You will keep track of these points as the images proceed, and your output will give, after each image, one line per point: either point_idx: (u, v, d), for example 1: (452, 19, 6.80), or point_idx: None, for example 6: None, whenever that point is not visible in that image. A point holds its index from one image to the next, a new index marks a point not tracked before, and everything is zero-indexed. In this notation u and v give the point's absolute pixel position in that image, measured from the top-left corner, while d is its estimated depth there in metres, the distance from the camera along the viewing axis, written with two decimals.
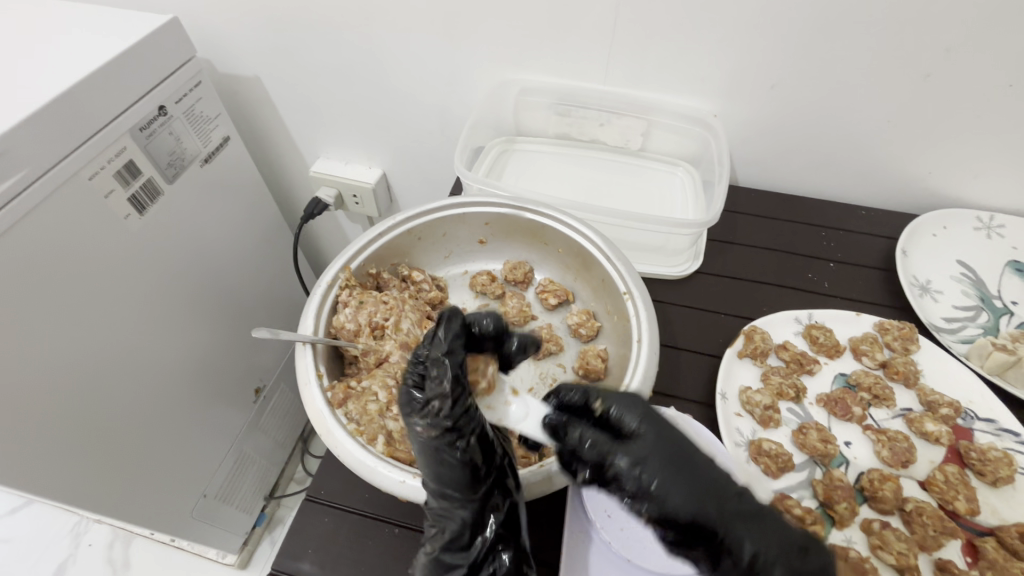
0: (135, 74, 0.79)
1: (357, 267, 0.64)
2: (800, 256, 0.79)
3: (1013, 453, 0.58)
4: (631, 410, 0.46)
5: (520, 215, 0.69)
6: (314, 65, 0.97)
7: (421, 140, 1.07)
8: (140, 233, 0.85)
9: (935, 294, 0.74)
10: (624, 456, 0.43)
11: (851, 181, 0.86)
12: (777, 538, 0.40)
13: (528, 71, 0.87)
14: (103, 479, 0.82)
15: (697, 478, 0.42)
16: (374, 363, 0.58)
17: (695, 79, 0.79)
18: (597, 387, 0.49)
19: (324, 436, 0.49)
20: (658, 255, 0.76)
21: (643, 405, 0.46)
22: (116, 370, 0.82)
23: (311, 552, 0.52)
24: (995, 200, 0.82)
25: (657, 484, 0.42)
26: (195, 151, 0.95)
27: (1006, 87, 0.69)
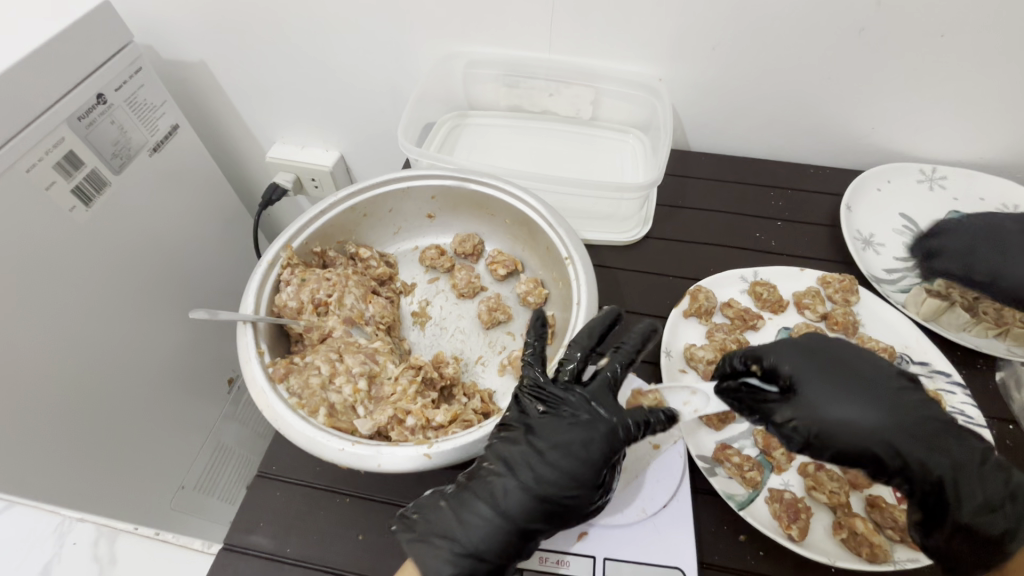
0: (68, 61, 0.77)
1: (299, 246, 0.64)
2: (748, 217, 0.80)
3: (943, 393, 0.60)
4: (791, 358, 0.52)
5: (464, 187, 0.69)
6: (259, 47, 0.95)
7: (375, 120, 1.05)
8: (89, 225, 0.84)
9: (877, 246, 0.76)
10: (809, 411, 0.49)
11: (798, 140, 0.87)
12: (900, 437, 0.47)
13: (474, 43, 0.86)
14: (70, 473, 0.81)
15: (879, 405, 0.49)
16: (319, 339, 0.59)
17: (639, 44, 0.79)
18: (753, 349, 0.55)
19: (264, 410, 0.49)
20: (607, 222, 0.77)
21: (803, 352, 0.52)
22: (78, 365, 0.82)
23: (263, 525, 0.53)
24: (937, 153, 0.84)
25: (847, 424, 0.48)
26: (142, 140, 0.93)
27: (938, 38, 0.70)
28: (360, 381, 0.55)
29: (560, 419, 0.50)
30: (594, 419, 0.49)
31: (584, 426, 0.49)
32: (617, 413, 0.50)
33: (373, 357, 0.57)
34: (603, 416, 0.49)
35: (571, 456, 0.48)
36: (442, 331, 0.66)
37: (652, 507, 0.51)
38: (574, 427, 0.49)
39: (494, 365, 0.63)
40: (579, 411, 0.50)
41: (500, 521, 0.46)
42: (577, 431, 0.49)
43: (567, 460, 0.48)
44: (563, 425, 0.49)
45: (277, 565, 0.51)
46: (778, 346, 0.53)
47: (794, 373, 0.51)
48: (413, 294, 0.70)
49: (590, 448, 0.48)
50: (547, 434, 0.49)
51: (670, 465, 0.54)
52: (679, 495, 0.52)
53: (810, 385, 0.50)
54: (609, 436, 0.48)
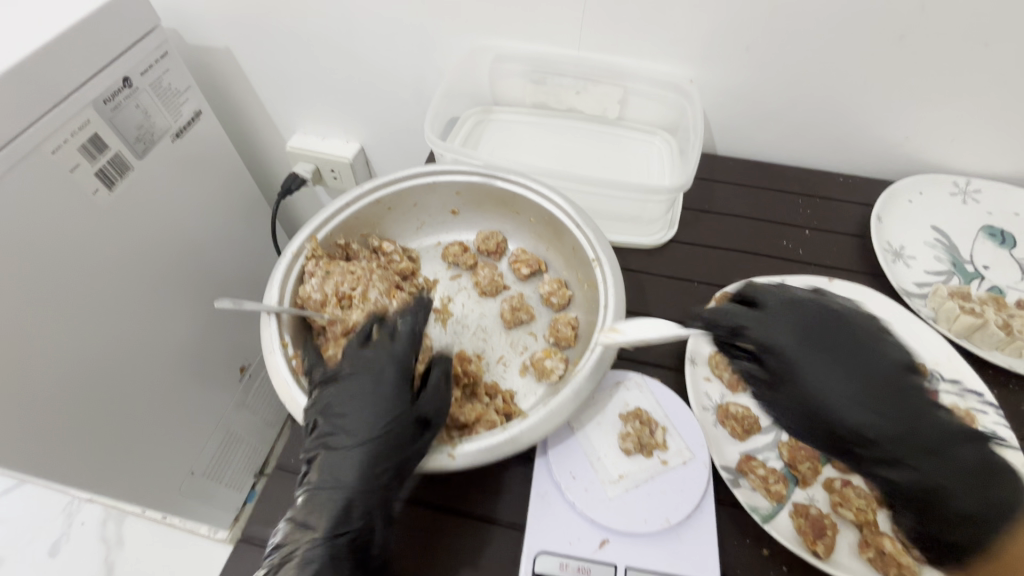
0: (94, 44, 0.76)
1: (323, 238, 0.63)
2: (776, 224, 0.79)
3: (976, 413, 0.59)
4: (836, 374, 0.47)
5: (489, 183, 0.68)
6: (285, 34, 0.94)
7: (398, 113, 1.05)
8: (109, 209, 0.83)
9: (908, 259, 0.74)
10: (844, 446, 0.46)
11: (829, 148, 0.85)
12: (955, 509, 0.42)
13: (502, 38, 0.85)
14: (78, 456, 0.81)
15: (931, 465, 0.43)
16: (342, 333, 0.57)
17: (670, 43, 0.78)
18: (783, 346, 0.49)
19: (289, 404, 0.50)
20: (632, 224, 0.76)
21: (850, 371, 0.47)
22: (93, 347, 0.82)
23: (280, 518, 0.52)
24: (972, 165, 0.82)
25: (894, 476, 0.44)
26: (165, 125, 0.93)
27: (981, 47, 0.68)
28: None
29: (344, 391, 0.49)
30: (365, 382, 0.50)
31: (357, 395, 0.49)
32: (376, 373, 0.51)
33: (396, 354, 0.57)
34: (354, 384, 0.50)
35: (364, 425, 0.48)
36: (464, 328, 0.65)
37: (677, 518, 0.49)
38: (344, 400, 0.49)
39: (515, 365, 0.62)
40: (352, 380, 0.50)
41: (334, 501, 0.45)
42: (352, 401, 0.49)
43: (361, 426, 0.48)
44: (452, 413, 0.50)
45: None
46: (774, 314, 0.52)
47: (781, 350, 0.49)
48: (435, 290, 0.69)
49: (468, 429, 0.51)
50: (338, 408, 0.49)
51: (694, 477, 0.52)
52: (703, 506, 0.51)
53: (853, 416, 0.45)
54: (368, 399, 0.49)
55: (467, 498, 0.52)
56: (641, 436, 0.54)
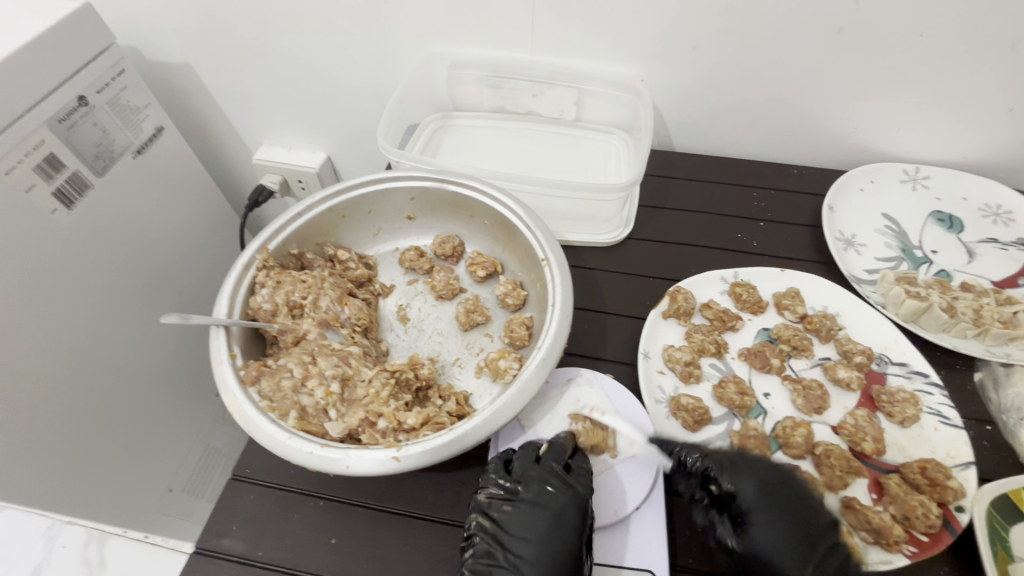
0: (48, 64, 0.76)
1: (275, 248, 0.64)
2: (730, 217, 0.80)
3: (922, 394, 0.60)
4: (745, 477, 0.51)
5: (443, 188, 0.69)
6: (242, 47, 0.94)
7: (359, 120, 1.05)
8: (70, 228, 0.83)
9: (859, 247, 0.76)
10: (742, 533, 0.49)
11: (782, 140, 0.87)
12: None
13: (455, 44, 0.86)
14: (50, 480, 0.80)
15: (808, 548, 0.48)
16: (293, 342, 0.58)
17: (621, 43, 0.79)
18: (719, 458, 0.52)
19: (235, 414, 0.49)
20: (589, 223, 0.77)
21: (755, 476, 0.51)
22: (58, 367, 0.81)
23: (236, 528, 0.53)
24: (920, 151, 0.84)
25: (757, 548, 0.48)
26: (125, 142, 0.93)
27: (917, 38, 0.70)
28: (333, 384, 0.54)
29: (521, 510, 0.50)
30: (569, 491, 0.50)
31: (542, 512, 0.50)
32: (570, 482, 0.51)
33: (346, 360, 0.56)
34: (556, 496, 0.50)
35: (548, 540, 0.48)
36: (421, 333, 0.66)
37: (624, 509, 0.51)
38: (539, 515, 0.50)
39: (470, 366, 0.62)
40: (524, 497, 0.51)
41: None
42: (538, 518, 0.50)
43: (556, 535, 0.48)
44: (543, 512, 0.50)
45: (249, 569, 0.51)
46: (735, 488, 0.50)
47: (770, 538, 0.48)
48: (392, 295, 0.69)
49: (557, 524, 0.49)
50: (515, 529, 0.49)
51: (645, 469, 0.53)
52: (652, 497, 0.52)
53: (762, 512, 0.49)
54: (574, 507, 0.49)
55: (422, 500, 0.54)
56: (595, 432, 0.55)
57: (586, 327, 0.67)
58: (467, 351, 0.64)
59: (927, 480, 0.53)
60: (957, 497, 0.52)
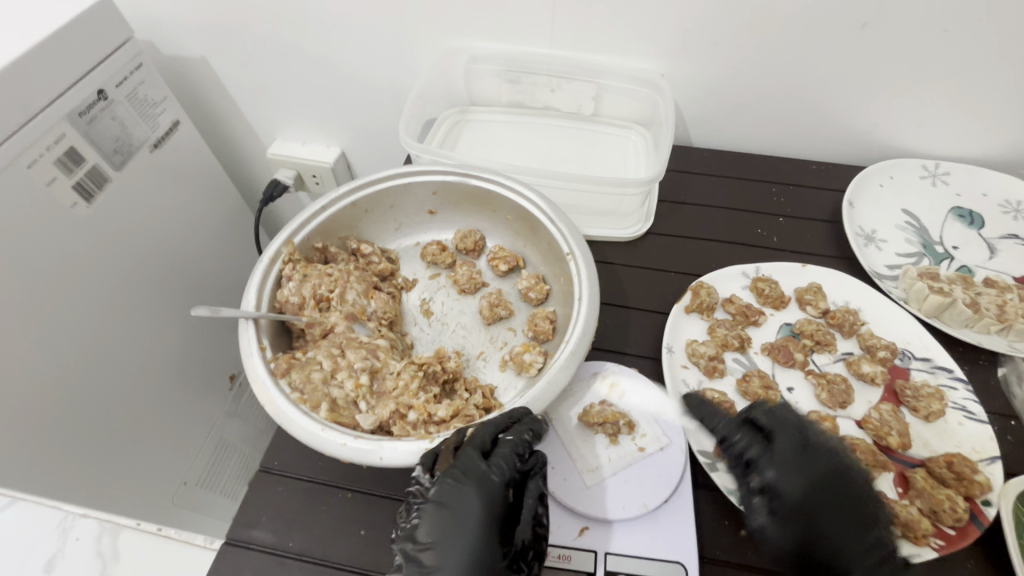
0: (69, 58, 0.76)
1: (300, 242, 0.64)
2: (750, 212, 0.80)
3: (947, 389, 0.60)
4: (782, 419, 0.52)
5: (465, 182, 0.69)
6: (259, 41, 0.94)
7: (375, 115, 1.05)
8: (89, 223, 0.83)
9: (880, 242, 0.76)
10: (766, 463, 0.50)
11: (801, 136, 0.87)
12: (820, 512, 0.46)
13: (474, 38, 0.85)
14: (70, 472, 0.80)
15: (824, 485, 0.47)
16: (321, 335, 0.59)
17: (641, 37, 0.79)
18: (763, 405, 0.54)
19: (267, 405, 0.49)
20: (610, 218, 0.77)
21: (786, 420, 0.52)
22: (77, 360, 0.81)
23: (265, 520, 0.53)
24: (940, 147, 0.84)
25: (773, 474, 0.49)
26: (143, 136, 0.93)
27: (941, 33, 0.70)
28: (362, 376, 0.54)
29: (429, 506, 0.45)
30: (480, 483, 0.46)
31: (452, 508, 0.45)
32: (480, 473, 0.46)
33: (374, 353, 0.56)
34: (468, 490, 0.45)
35: (458, 541, 0.43)
36: (445, 327, 0.66)
37: (654, 502, 0.51)
38: (446, 513, 0.44)
39: (495, 360, 0.63)
40: (437, 493, 0.45)
41: None
42: (447, 515, 0.44)
43: (467, 533, 0.44)
44: (457, 513, 0.44)
45: (280, 559, 0.51)
46: (780, 477, 0.48)
47: (786, 469, 0.49)
48: (414, 289, 0.70)
49: (461, 522, 0.44)
50: (423, 530, 0.44)
51: (674, 462, 0.53)
52: (680, 490, 0.52)
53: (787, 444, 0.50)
54: (479, 504, 0.45)
55: None
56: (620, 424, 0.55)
57: (609, 321, 0.67)
58: (492, 345, 0.64)
59: (954, 474, 0.53)
60: (984, 491, 0.52)
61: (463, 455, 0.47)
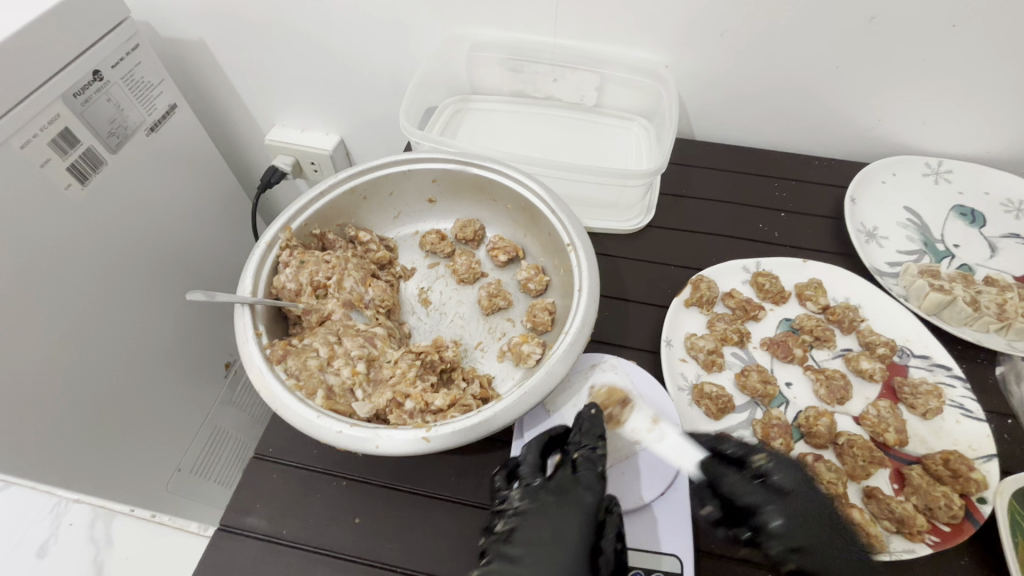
0: (65, 36, 0.75)
1: (298, 228, 0.63)
2: (751, 207, 0.80)
3: (945, 387, 0.60)
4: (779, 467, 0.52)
5: (465, 170, 0.68)
6: (258, 24, 0.93)
7: (375, 102, 1.04)
8: (84, 205, 0.82)
9: (880, 239, 0.76)
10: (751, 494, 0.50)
11: (804, 131, 0.86)
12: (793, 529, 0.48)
13: (477, 25, 0.84)
14: (61, 457, 0.80)
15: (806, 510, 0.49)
16: (317, 322, 0.58)
17: (646, 27, 0.78)
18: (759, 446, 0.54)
19: (262, 391, 0.49)
20: (610, 210, 0.76)
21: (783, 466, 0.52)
22: (69, 345, 0.80)
23: (260, 506, 0.53)
24: (943, 145, 0.83)
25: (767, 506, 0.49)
26: (139, 119, 0.91)
27: (949, 29, 0.69)
28: (359, 364, 0.54)
29: (528, 519, 0.49)
30: (573, 500, 0.49)
31: (552, 520, 0.48)
32: (572, 490, 0.50)
33: (372, 341, 0.56)
34: (564, 505, 0.49)
35: (553, 553, 0.46)
36: (443, 317, 0.65)
37: (650, 494, 0.51)
38: (546, 525, 0.48)
39: (493, 351, 0.62)
40: (534, 506, 0.49)
41: None
42: (545, 526, 0.48)
43: (563, 546, 0.47)
44: (560, 525, 0.48)
45: (274, 547, 0.51)
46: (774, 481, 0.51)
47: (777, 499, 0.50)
48: (413, 278, 0.69)
49: (566, 533, 0.48)
50: (519, 538, 0.48)
51: (671, 455, 0.53)
52: (677, 483, 0.52)
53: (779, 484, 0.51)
54: (584, 518, 0.48)
55: (446, 482, 0.54)
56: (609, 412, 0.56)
57: (609, 314, 0.67)
58: (491, 335, 0.64)
59: (950, 471, 0.53)
60: (979, 488, 0.52)
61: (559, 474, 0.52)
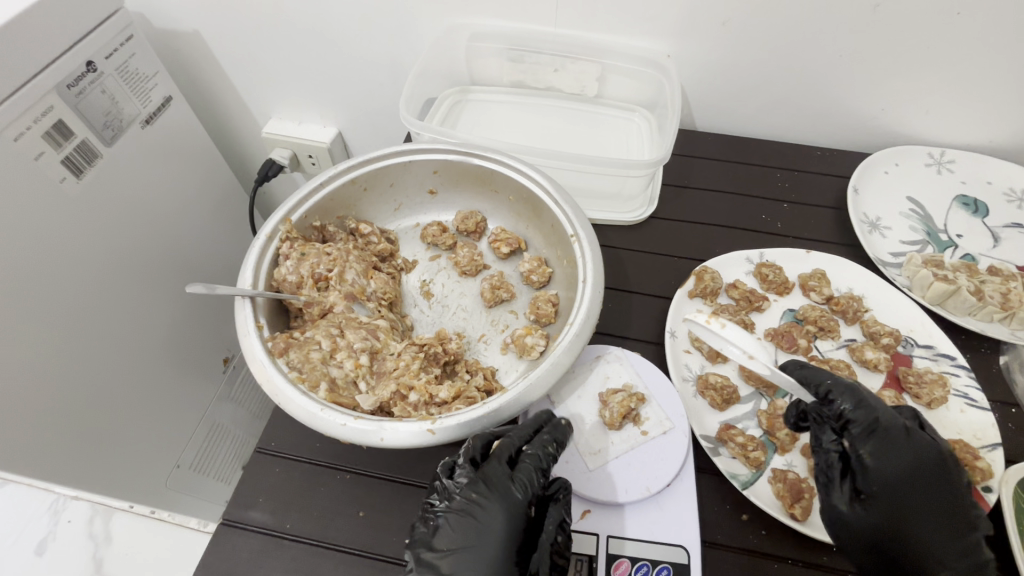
0: (57, 27, 0.73)
1: (298, 220, 0.62)
2: (754, 198, 0.79)
3: (949, 376, 0.60)
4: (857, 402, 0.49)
5: (467, 161, 0.68)
6: (254, 14, 0.91)
7: (374, 94, 1.03)
8: (79, 199, 0.81)
9: (884, 230, 0.76)
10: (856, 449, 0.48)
11: (806, 121, 0.86)
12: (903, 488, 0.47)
13: (477, 15, 0.83)
14: (59, 453, 0.79)
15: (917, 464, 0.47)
16: (319, 315, 0.57)
17: (649, 16, 0.77)
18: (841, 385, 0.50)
19: (264, 384, 0.48)
20: (613, 201, 0.76)
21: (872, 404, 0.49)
22: (65, 340, 0.79)
23: (262, 500, 0.53)
24: (945, 135, 0.83)
25: (868, 459, 0.48)
26: (134, 111, 0.90)
27: (954, 16, 0.68)
28: (362, 356, 0.53)
29: (454, 515, 0.46)
30: (504, 497, 0.47)
31: (477, 519, 0.46)
32: (503, 485, 0.48)
33: (374, 333, 0.55)
34: (491, 500, 0.47)
35: (480, 552, 0.45)
36: (445, 309, 0.65)
37: (657, 486, 0.50)
38: (469, 520, 0.46)
39: (496, 343, 0.62)
40: (461, 502, 0.47)
41: None
42: (470, 526, 0.46)
43: (489, 545, 0.46)
44: (487, 523, 0.46)
45: (277, 541, 0.51)
46: (873, 448, 0.48)
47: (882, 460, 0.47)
48: (415, 270, 0.68)
49: (489, 531, 0.46)
50: (444, 538, 0.46)
51: (677, 445, 0.53)
52: (684, 474, 0.51)
53: (874, 436, 0.48)
54: (508, 516, 0.47)
55: None
56: (627, 411, 0.54)
57: (612, 305, 0.67)
58: (495, 327, 0.63)
59: None
60: (985, 477, 0.52)
61: (494, 466, 0.49)
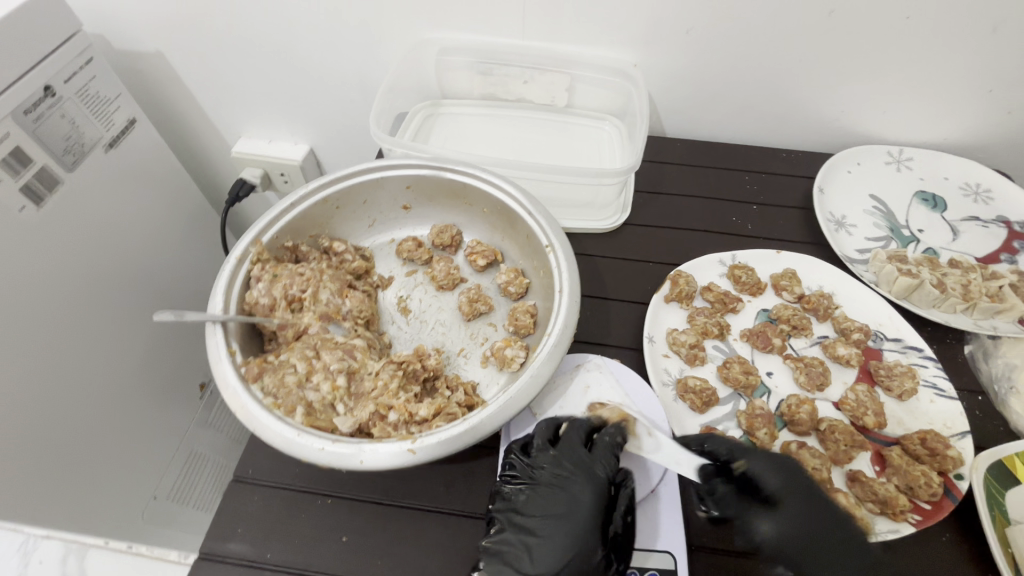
0: (10, 51, 0.71)
1: (269, 241, 0.62)
2: (724, 201, 0.81)
3: (918, 367, 0.62)
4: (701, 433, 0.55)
5: (440, 175, 0.68)
6: (219, 34, 0.90)
7: (345, 111, 1.02)
8: (39, 227, 0.78)
9: (850, 227, 0.78)
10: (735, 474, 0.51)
11: (771, 125, 0.88)
12: (790, 499, 0.50)
13: (445, 30, 0.84)
14: (25, 492, 0.75)
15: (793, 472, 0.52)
16: (293, 337, 0.56)
17: (614, 26, 0.78)
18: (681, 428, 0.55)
19: (238, 412, 0.47)
20: (587, 209, 0.76)
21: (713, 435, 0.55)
22: (29, 373, 0.76)
23: (240, 531, 0.51)
24: (902, 134, 0.86)
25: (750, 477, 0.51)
26: (96, 135, 0.87)
27: (903, 21, 0.71)
28: (339, 378, 0.52)
29: (541, 488, 0.51)
30: (586, 472, 0.51)
31: (563, 490, 0.51)
32: (586, 465, 0.52)
33: (351, 353, 0.55)
34: (573, 474, 0.51)
35: (568, 521, 0.49)
36: (423, 325, 0.64)
37: (640, 493, 0.51)
38: (557, 492, 0.51)
39: (476, 356, 0.61)
40: (546, 476, 0.51)
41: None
42: (558, 498, 0.50)
43: (576, 513, 0.49)
44: (568, 493, 0.51)
45: (258, 572, 0.49)
46: (754, 468, 0.52)
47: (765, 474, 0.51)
48: (391, 287, 0.68)
49: (573, 502, 0.50)
50: (531, 506, 0.50)
51: (658, 451, 0.53)
52: (666, 479, 0.52)
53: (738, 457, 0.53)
54: (588, 488, 0.50)
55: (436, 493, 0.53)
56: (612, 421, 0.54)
57: (590, 313, 0.67)
58: (474, 340, 0.63)
59: (927, 450, 0.55)
60: (956, 465, 0.53)
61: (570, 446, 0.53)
